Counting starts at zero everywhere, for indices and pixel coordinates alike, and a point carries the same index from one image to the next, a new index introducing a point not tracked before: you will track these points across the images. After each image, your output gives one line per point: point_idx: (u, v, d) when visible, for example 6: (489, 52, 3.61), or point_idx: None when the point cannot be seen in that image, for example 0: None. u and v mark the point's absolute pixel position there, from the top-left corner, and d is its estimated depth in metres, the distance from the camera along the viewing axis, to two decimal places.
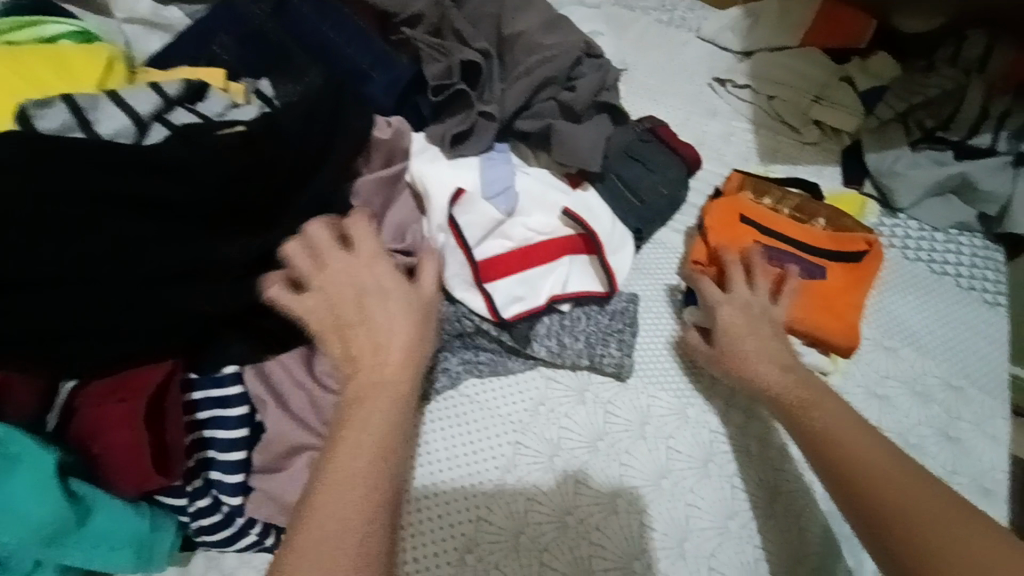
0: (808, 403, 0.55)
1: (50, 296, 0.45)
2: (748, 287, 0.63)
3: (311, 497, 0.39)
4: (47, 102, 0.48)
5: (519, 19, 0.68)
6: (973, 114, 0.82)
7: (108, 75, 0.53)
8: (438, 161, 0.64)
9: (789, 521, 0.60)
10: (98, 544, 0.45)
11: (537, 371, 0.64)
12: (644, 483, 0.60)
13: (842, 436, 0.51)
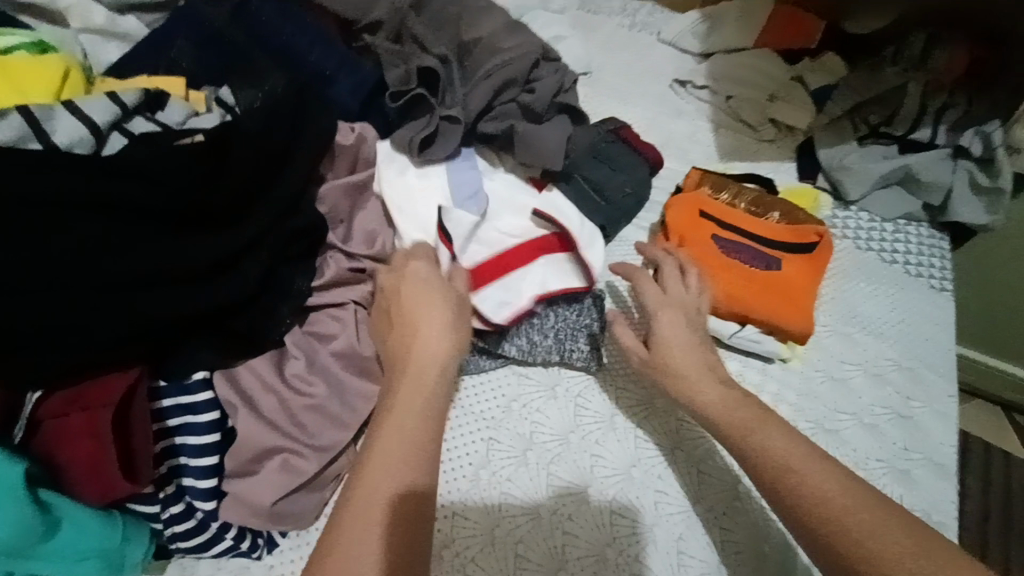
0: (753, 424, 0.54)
1: (2, 308, 0.44)
2: (681, 284, 0.65)
3: (346, 500, 0.42)
4: (1, 112, 0.47)
5: (480, 26, 0.70)
6: (914, 110, 0.86)
7: (64, 85, 0.53)
8: (406, 171, 0.65)
9: (745, 521, 0.59)
10: (68, 554, 0.45)
11: (508, 369, 0.66)
12: (614, 472, 0.61)
13: (784, 457, 0.51)
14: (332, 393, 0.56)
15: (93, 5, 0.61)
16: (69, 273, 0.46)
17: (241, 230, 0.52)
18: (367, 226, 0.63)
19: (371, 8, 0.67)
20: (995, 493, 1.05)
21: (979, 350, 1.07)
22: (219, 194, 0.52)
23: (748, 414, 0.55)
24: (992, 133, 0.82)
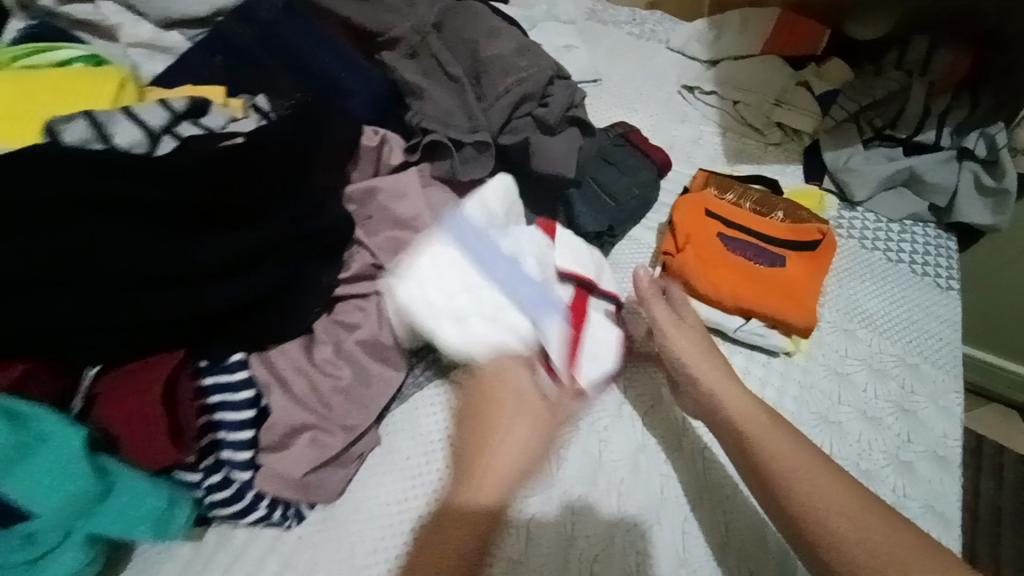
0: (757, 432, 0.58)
1: (67, 292, 0.49)
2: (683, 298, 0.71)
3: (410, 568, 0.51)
4: (69, 117, 0.52)
5: (494, 37, 0.74)
6: (917, 113, 0.88)
7: (122, 94, 0.58)
8: (430, 283, 0.58)
9: (748, 511, 0.61)
10: (120, 516, 0.51)
11: None
12: (621, 457, 0.64)
13: (786, 463, 0.55)
14: (355, 377, 0.61)
15: (143, 22, 0.67)
16: (121, 264, 0.50)
17: (273, 226, 0.56)
18: (386, 220, 0.65)
19: (393, 24, 0.72)
20: (1006, 492, 1.05)
21: (990, 350, 1.07)
22: (253, 193, 0.56)
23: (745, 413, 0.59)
24: (996, 136, 0.84)
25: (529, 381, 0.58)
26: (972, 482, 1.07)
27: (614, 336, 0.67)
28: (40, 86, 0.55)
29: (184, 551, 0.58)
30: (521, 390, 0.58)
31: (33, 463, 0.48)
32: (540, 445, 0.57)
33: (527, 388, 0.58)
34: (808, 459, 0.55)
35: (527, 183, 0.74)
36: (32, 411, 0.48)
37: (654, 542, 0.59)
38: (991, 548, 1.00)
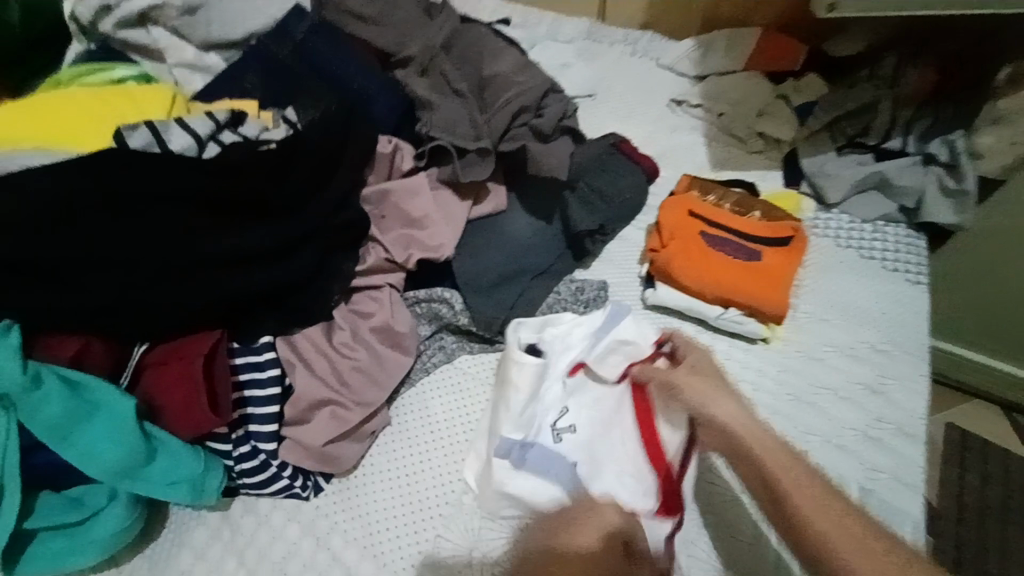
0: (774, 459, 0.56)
1: (127, 273, 0.56)
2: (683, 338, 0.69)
3: None
4: (134, 125, 0.60)
5: (497, 58, 0.82)
6: (885, 122, 0.96)
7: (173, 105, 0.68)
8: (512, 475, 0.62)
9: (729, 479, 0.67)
10: (164, 476, 0.56)
11: None
12: None
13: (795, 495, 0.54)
14: (371, 358, 0.67)
15: (187, 46, 0.76)
16: (173, 250, 0.58)
17: (303, 220, 0.64)
18: (400, 219, 0.73)
19: (407, 46, 0.81)
20: (986, 490, 1.09)
21: (1002, 360, 1.07)
22: (284, 192, 0.63)
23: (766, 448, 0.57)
24: (956, 141, 0.91)
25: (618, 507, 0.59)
26: (954, 478, 1.11)
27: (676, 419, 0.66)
28: (105, 100, 0.65)
29: (210, 520, 0.63)
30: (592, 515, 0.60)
31: (90, 426, 0.54)
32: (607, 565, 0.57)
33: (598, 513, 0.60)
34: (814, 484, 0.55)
35: (528, 185, 0.82)
36: (89, 380, 0.54)
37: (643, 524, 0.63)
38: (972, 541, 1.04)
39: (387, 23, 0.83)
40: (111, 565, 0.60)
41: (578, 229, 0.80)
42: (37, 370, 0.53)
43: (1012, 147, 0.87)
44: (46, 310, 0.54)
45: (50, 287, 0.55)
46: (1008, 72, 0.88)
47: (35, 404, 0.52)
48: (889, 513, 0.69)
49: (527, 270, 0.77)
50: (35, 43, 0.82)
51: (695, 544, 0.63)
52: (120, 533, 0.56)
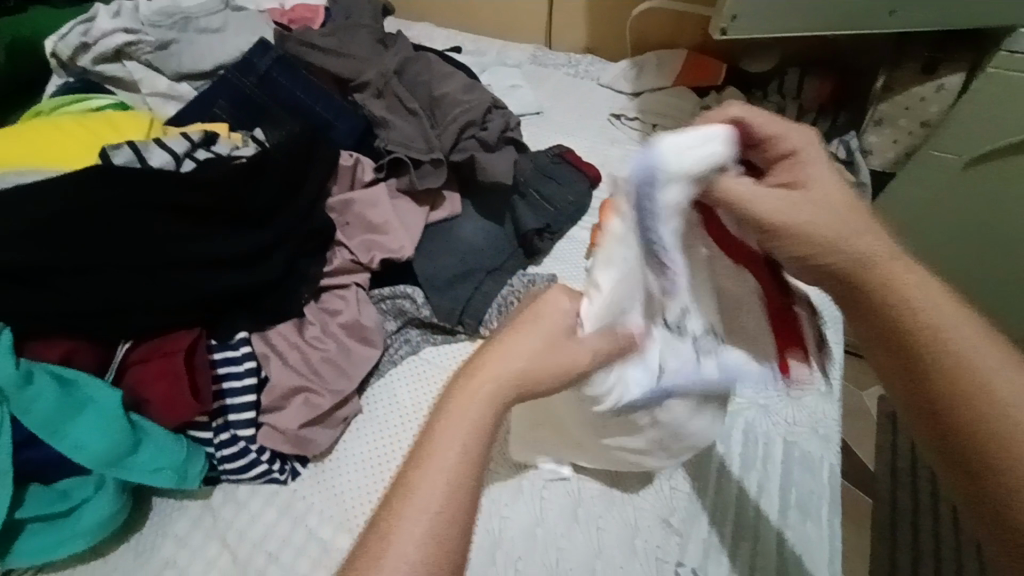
0: (948, 323, 0.46)
1: (113, 275, 0.63)
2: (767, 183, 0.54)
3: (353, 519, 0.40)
4: (118, 144, 0.69)
5: (446, 81, 0.92)
6: (792, 127, 1.09)
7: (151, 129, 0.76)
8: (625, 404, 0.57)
9: None
10: (148, 463, 0.61)
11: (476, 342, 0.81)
12: None
13: (974, 370, 0.44)
14: (340, 349, 0.73)
15: (159, 77, 0.85)
16: (157, 254, 0.65)
17: (274, 227, 0.72)
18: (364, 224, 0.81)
19: (363, 73, 0.90)
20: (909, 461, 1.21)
21: None
22: (256, 201, 0.71)
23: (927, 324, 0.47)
24: (850, 141, 1.03)
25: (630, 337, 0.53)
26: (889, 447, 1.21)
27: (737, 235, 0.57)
28: (88, 125, 0.73)
29: (191, 509, 0.66)
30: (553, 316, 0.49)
31: (77, 420, 0.58)
32: (531, 352, 0.45)
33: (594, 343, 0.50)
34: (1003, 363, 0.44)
35: (480, 193, 0.91)
36: (78, 377, 0.60)
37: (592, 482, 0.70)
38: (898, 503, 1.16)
39: (345, 52, 0.92)
40: (95, 554, 0.62)
41: (527, 228, 0.88)
42: (29, 368, 0.58)
43: (895, 144, 1.02)
44: (38, 315, 0.61)
45: (41, 294, 0.61)
46: (882, 81, 0.99)
47: (27, 400, 0.57)
48: (812, 461, 0.75)
49: (481, 267, 0.85)
50: (18, 80, 0.90)
51: (641, 498, 0.69)
52: (108, 519, 0.59)
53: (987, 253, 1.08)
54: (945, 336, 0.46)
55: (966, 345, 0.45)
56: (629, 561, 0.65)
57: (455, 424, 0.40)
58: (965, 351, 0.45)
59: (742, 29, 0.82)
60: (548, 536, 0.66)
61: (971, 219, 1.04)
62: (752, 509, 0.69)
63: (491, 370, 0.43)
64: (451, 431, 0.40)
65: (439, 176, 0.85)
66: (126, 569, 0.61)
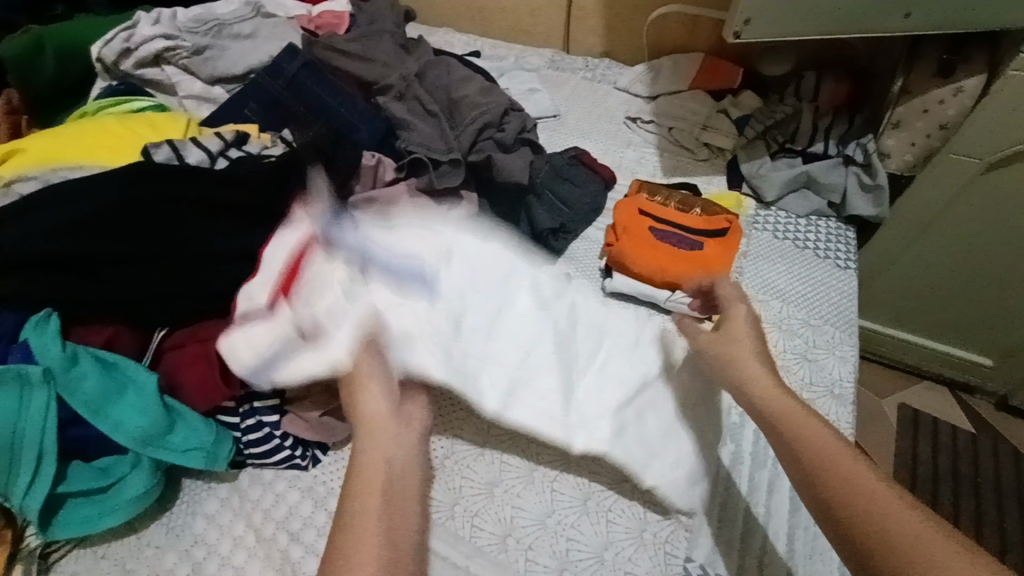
0: (799, 423, 0.59)
1: (152, 265, 0.67)
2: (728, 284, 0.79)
3: None
4: (158, 144, 0.73)
5: (465, 86, 0.95)
6: (809, 129, 1.08)
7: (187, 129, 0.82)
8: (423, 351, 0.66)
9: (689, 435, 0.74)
10: (180, 444, 0.64)
11: None
12: None
13: (825, 452, 0.56)
14: None
15: (196, 81, 0.90)
16: (191, 246, 0.69)
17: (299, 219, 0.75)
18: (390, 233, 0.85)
19: (386, 76, 0.94)
20: (918, 467, 1.24)
21: (960, 348, 1.24)
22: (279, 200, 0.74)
23: (791, 417, 0.60)
24: (868, 144, 1.02)
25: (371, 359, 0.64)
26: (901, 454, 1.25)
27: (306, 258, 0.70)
28: (130, 125, 0.78)
29: (219, 490, 0.69)
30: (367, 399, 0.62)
31: (121, 401, 0.63)
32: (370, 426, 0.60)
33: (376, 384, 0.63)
34: (842, 454, 0.55)
35: (496, 192, 0.93)
36: (118, 360, 0.64)
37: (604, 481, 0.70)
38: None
39: (369, 57, 0.96)
40: (131, 530, 0.65)
41: (541, 227, 0.90)
42: (75, 351, 0.62)
43: (912, 146, 1.01)
44: (84, 301, 0.65)
45: (86, 282, 0.65)
46: (900, 83, 0.97)
47: (73, 380, 0.61)
48: None
49: None
50: (67, 83, 0.96)
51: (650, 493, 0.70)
52: (144, 496, 0.62)
53: (998, 267, 1.08)
54: (803, 432, 0.58)
55: (813, 448, 0.56)
56: (638, 552, 0.66)
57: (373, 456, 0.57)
58: (821, 435, 0.57)
59: (755, 33, 0.83)
60: (560, 525, 0.67)
61: (982, 230, 1.06)
62: (760, 509, 0.70)
63: (368, 442, 0.59)
64: (374, 461, 0.57)
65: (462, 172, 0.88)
66: (159, 544, 0.65)
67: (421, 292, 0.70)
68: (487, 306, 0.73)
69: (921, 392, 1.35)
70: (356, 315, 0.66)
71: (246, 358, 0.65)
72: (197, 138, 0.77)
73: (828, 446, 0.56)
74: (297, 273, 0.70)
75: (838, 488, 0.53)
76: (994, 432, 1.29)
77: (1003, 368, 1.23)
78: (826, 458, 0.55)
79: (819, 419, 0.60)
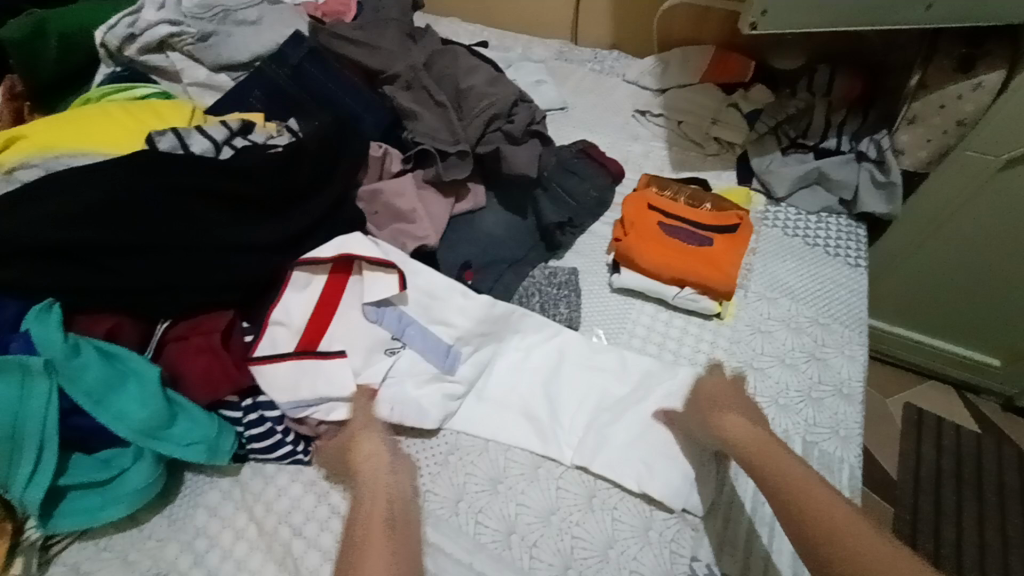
0: (767, 455, 0.66)
1: (155, 256, 0.67)
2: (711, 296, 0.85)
3: None
4: (163, 131, 0.73)
5: (473, 78, 0.94)
6: (821, 125, 1.06)
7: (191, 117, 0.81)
8: (439, 408, 0.72)
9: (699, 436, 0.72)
10: (182, 439, 0.64)
11: (515, 345, 0.79)
12: (583, 406, 0.75)
13: (803, 482, 0.62)
14: (364, 335, 0.74)
15: (200, 68, 0.89)
16: (196, 237, 0.69)
17: (307, 209, 0.76)
18: (395, 226, 0.84)
19: (392, 65, 0.93)
20: (923, 467, 1.23)
21: (971, 348, 1.22)
22: (287, 193, 0.75)
23: (760, 449, 0.66)
24: (881, 140, 1.02)
25: (371, 408, 0.70)
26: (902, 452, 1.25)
27: (317, 305, 0.74)
28: (132, 112, 0.78)
29: (221, 483, 0.68)
30: (370, 449, 0.66)
31: (123, 392, 0.62)
32: (375, 477, 0.64)
33: (374, 440, 0.67)
34: (812, 483, 0.62)
35: (503, 185, 0.92)
36: (122, 351, 0.64)
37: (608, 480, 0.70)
38: (910, 509, 1.17)
39: (375, 45, 0.94)
40: (132, 522, 0.65)
41: (547, 221, 0.89)
42: (76, 342, 0.62)
43: (928, 143, 0.99)
44: (89, 292, 0.65)
45: (89, 271, 0.65)
46: (917, 77, 0.96)
47: (75, 371, 0.60)
48: (831, 462, 0.75)
49: (503, 259, 0.87)
50: (69, 69, 0.94)
51: None
52: (147, 487, 0.62)
53: (1005, 266, 1.07)
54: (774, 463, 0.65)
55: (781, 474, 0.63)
56: (643, 550, 0.65)
57: (381, 489, 0.63)
58: (793, 466, 0.64)
59: (773, 24, 0.81)
60: (564, 522, 0.66)
61: (991, 232, 1.04)
62: (767, 510, 0.68)
63: (375, 490, 0.63)
64: (380, 510, 0.61)
65: (469, 162, 0.87)
66: (161, 536, 0.65)
67: (439, 364, 0.75)
68: (485, 369, 0.77)
69: (928, 392, 1.34)
70: (378, 379, 0.72)
71: (271, 392, 0.68)
72: (202, 126, 0.76)
73: (799, 478, 0.62)
74: (329, 314, 0.74)
75: (802, 510, 0.60)
76: (1002, 434, 1.28)
77: (1012, 370, 1.21)
78: (795, 483, 0.62)
79: (789, 451, 0.66)
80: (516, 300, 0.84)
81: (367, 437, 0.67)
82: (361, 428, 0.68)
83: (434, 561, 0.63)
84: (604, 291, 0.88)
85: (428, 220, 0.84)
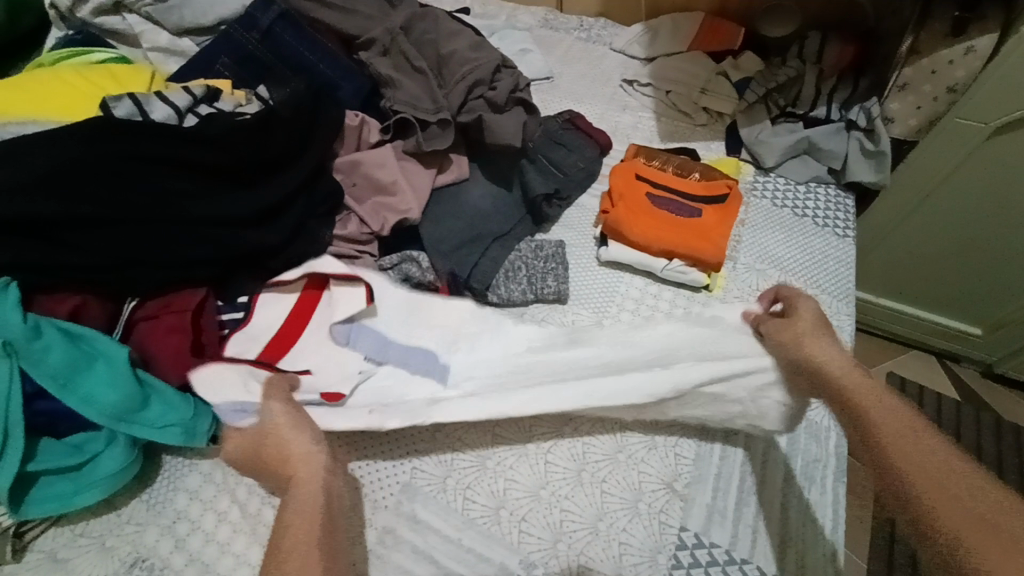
0: (865, 399, 0.62)
1: (114, 231, 0.63)
2: (705, 267, 0.83)
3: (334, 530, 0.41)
4: (118, 97, 0.69)
5: (453, 41, 0.89)
6: (811, 92, 1.04)
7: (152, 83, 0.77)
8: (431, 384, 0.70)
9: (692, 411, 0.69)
10: (154, 424, 0.61)
11: (521, 329, 0.76)
12: (567, 373, 0.70)
13: (895, 430, 0.59)
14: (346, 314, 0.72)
15: (161, 32, 0.84)
16: (160, 211, 0.65)
17: (279, 180, 0.73)
18: (374, 200, 0.81)
19: (369, 30, 0.88)
20: None
21: (955, 318, 1.24)
22: (258, 163, 0.71)
23: (862, 391, 0.63)
24: (872, 108, 0.99)
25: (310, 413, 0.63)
26: None
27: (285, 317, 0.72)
28: (87, 78, 0.73)
29: (201, 466, 0.66)
30: (298, 446, 0.59)
31: (89, 374, 0.59)
32: (306, 476, 0.57)
33: (298, 444, 0.59)
34: (912, 429, 0.59)
35: (487, 157, 0.89)
36: (86, 331, 0.61)
37: (597, 446, 0.69)
38: None
39: (350, 8, 0.89)
40: (109, 507, 0.63)
41: (534, 193, 0.86)
42: (37, 323, 0.59)
43: (918, 110, 0.98)
44: (48, 271, 0.61)
45: (50, 247, 0.61)
46: (908, 43, 0.94)
47: (37, 353, 0.57)
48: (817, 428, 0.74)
49: (488, 233, 0.84)
50: (22, 38, 0.89)
51: (644, 462, 0.69)
52: (119, 474, 0.60)
53: (990, 233, 1.07)
54: (874, 406, 0.61)
55: (885, 419, 0.60)
56: (632, 522, 0.65)
57: (308, 491, 0.57)
58: (891, 409, 0.61)
59: None
60: (553, 496, 0.66)
61: (977, 202, 1.04)
62: (754, 479, 0.69)
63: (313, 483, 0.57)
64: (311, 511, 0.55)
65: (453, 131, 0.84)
66: (139, 521, 0.63)
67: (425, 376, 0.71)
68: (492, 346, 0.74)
69: (910, 361, 1.36)
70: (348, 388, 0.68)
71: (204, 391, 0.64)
72: (162, 92, 0.72)
73: (895, 421, 0.60)
74: (300, 327, 0.72)
75: (905, 469, 0.56)
76: (980, 401, 1.31)
77: (992, 339, 1.23)
78: (904, 426, 0.59)
79: (885, 391, 0.63)
80: (501, 279, 0.82)
81: (304, 435, 0.60)
82: (292, 426, 0.60)
83: (424, 538, 0.63)
84: (592, 263, 0.87)
85: (409, 192, 0.81)
